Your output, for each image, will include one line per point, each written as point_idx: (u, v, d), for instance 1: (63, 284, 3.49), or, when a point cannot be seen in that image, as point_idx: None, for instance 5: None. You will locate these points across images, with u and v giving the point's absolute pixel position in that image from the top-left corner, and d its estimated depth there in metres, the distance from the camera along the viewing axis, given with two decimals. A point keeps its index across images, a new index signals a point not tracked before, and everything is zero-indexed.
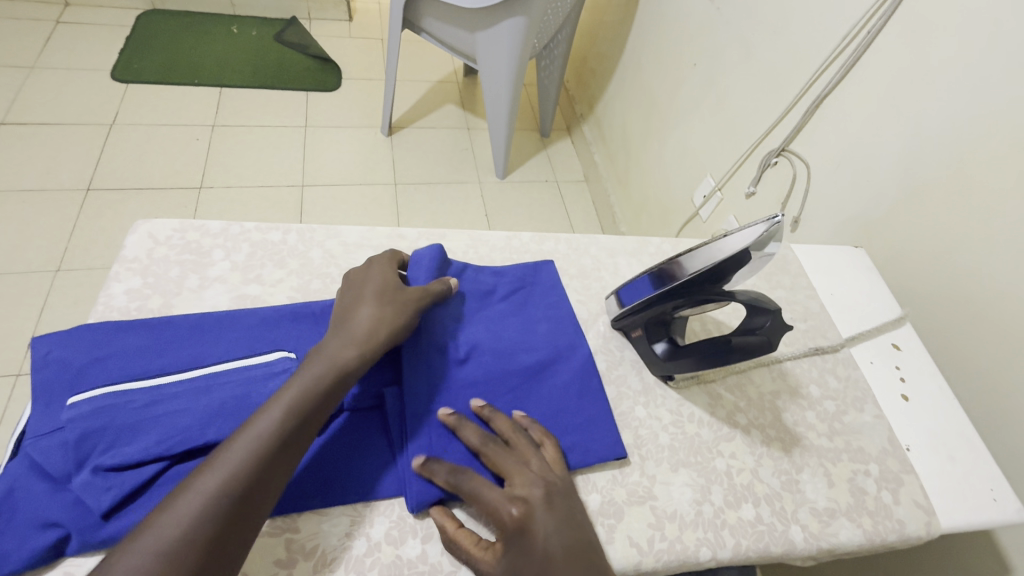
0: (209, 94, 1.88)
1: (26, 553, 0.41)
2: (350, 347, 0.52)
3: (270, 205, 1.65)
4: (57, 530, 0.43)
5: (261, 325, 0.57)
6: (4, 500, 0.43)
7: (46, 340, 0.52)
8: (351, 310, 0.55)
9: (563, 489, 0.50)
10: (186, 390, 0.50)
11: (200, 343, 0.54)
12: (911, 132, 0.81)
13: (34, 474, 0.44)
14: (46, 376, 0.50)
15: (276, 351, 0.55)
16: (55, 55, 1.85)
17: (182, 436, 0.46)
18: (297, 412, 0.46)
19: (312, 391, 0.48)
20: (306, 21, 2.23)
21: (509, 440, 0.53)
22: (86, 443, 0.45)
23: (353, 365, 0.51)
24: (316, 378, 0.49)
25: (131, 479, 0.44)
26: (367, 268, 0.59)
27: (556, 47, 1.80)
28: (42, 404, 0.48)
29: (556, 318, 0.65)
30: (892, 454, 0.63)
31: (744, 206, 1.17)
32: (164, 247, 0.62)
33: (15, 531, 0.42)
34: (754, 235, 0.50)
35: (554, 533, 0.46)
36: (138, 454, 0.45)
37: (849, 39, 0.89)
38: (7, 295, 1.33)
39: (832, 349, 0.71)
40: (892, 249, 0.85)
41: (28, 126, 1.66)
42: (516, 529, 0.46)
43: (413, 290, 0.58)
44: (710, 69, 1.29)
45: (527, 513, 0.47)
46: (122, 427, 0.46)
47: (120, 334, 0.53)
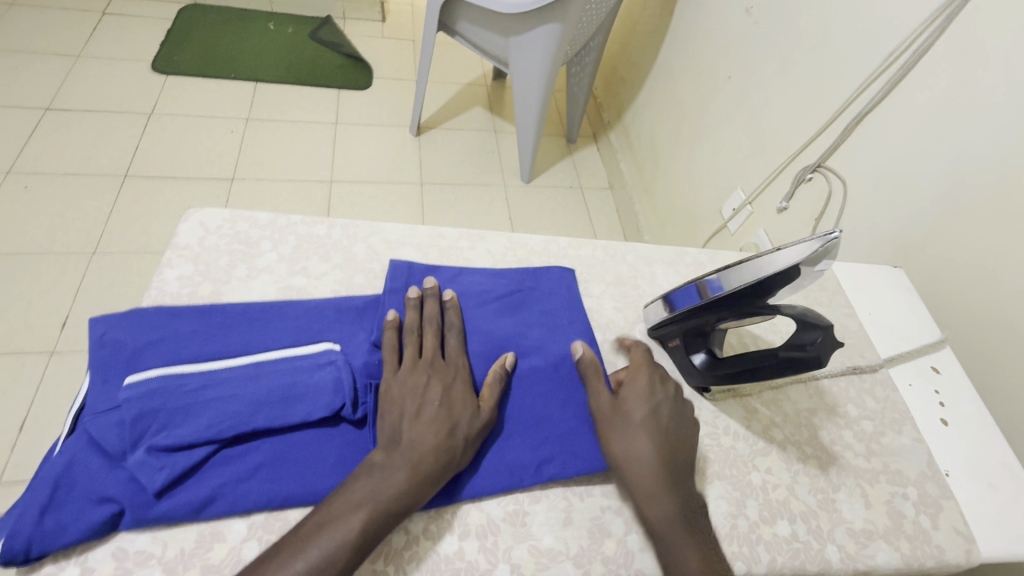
0: (245, 89, 1.92)
1: (83, 526, 0.43)
2: (436, 469, 0.48)
3: (299, 199, 1.68)
4: (112, 506, 0.44)
5: (306, 316, 0.57)
6: (63, 474, 0.44)
7: (102, 322, 0.53)
8: (423, 420, 0.50)
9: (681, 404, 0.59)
10: (236, 376, 0.51)
11: (251, 331, 0.55)
12: (954, 154, 0.80)
13: (92, 450, 0.46)
14: (103, 356, 0.51)
15: (321, 342, 0.56)
16: (99, 45, 1.91)
17: (231, 421, 0.48)
18: (371, 534, 0.44)
19: (383, 515, 0.45)
20: (341, 20, 2.28)
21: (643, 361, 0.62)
22: (141, 422, 0.47)
23: (427, 493, 0.47)
24: (390, 500, 0.45)
25: (182, 460, 0.46)
26: (433, 370, 0.54)
27: (588, 54, 1.81)
28: (99, 381, 0.49)
29: (582, 321, 0.65)
30: (930, 478, 0.62)
31: (775, 220, 1.16)
32: (215, 236, 0.64)
33: (73, 505, 0.43)
34: (807, 251, 0.50)
35: (671, 401, 0.58)
36: (191, 436, 0.47)
37: (893, 59, 0.89)
38: (46, 275, 1.38)
39: (870, 370, 0.70)
40: (932, 271, 0.83)
41: (71, 113, 1.71)
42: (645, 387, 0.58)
43: (483, 410, 0.53)
44: (744, 82, 1.28)
45: (656, 378, 0.60)
46: (174, 409, 0.48)
47: (173, 319, 0.54)
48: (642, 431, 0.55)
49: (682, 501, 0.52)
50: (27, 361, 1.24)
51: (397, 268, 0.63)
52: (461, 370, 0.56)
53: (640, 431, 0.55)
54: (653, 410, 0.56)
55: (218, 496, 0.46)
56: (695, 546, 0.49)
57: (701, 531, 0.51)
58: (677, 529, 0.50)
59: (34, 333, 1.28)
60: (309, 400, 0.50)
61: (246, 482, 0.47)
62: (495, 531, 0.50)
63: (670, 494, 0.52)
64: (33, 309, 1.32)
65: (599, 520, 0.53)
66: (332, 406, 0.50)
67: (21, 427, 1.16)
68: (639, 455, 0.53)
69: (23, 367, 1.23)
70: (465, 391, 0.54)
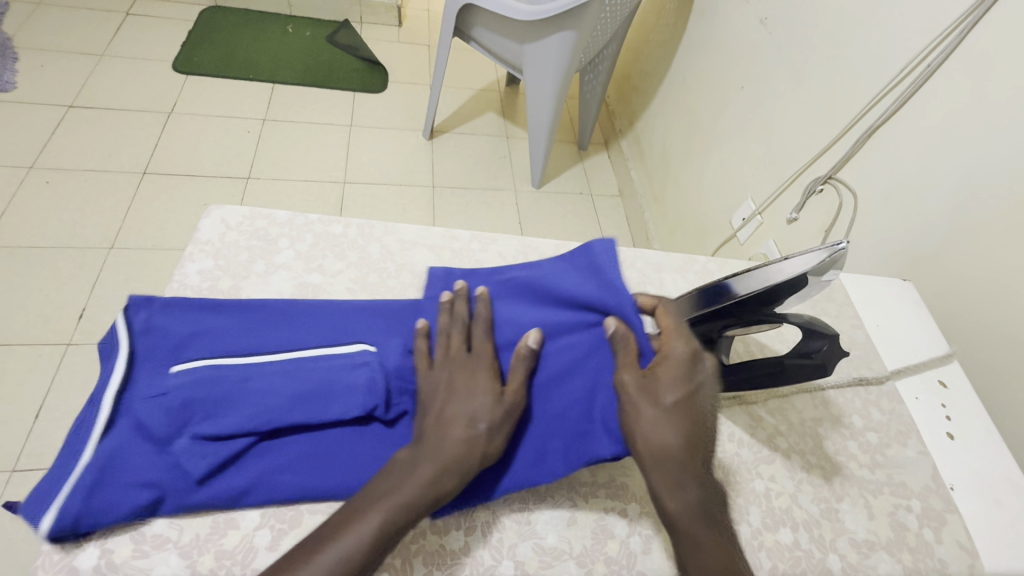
0: (262, 90, 1.95)
1: (128, 507, 0.45)
2: (461, 464, 0.47)
3: (313, 199, 1.71)
4: (155, 491, 0.46)
5: (343, 317, 0.58)
6: (110, 456, 0.46)
7: (148, 307, 0.54)
8: (447, 414, 0.49)
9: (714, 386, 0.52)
10: (276, 371, 0.52)
11: (290, 326, 0.56)
12: (967, 169, 0.80)
13: (138, 435, 0.47)
14: (149, 343, 0.52)
15: (357, 342, 0.56)
16: (123, 45, 1.96)
17: (270, 415, 0.49)
18: (395, 528, 0.44)
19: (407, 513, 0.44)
20: (358, 24, 2.31)
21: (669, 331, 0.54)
22: (186, 412, 0.48)
23: (451, 486, 0.46)
24: (413, 495, 0.45)
25: (224, 450, 0.48)
26: (457, 364, 0.53)
27: (601, 62, 1.82)
28: (146, 367, 0.51)
29: (621, 283, 0.56)
30: (935, 491, 0.62)
31: (785, 231, 1.17)
32: (235, 232, 0.66)
33: (119, 486, 0.45)
34: (814, 261, 0.50)
35: (708, 383, 0.51)
36: (232, 427, 0.48)
37: (905, 73, 0.89)
38: (65, 267, 1.41)
39: (876, 382, 0.70)
40: (941, 286, 0.84)
41: (94, 110, 1.75)
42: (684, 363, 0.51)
43: (506, 400, 0.51)
44: (757, 92, 1.29)
45: (700, 354, 0.52)
46: (217, 400, 0.49)
47: (214, 313, 0.55)
48: (675, 420, 0.47)
49: (708, 504, 0.45)
50: (45, 351, 1.27)
51: (434, 275, 0.63)
52: (485, 359, 0.54)
53: (670, 415, 0.48)
54: (688, 387, 0.49)
55: (255, 486, 0.48)
56: (719, 550, 0.43)
57: (725, 538, 0.45)
58: (703, 528, 0.44)
59: (52, 324, 1.31)
60: (343, 399, 0.50)
61: (281, 474, 0.49)
62: (500, 528, 0.51)
63: (696, 495, 0.45)
64: (52, 301, 1.35)
65: (602, 521, 0.53)
66: (365, 406, 0.50)
67: (36, 416, 1.19)
68: (667, 448, 0.46)
69: (41, 358, 1.26)
70: (488, 381, 0.52)
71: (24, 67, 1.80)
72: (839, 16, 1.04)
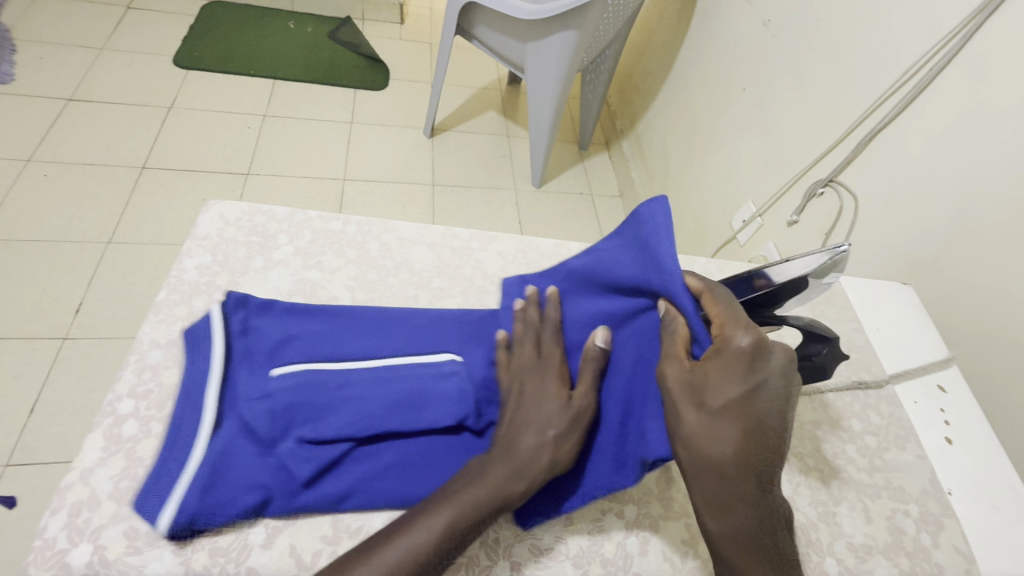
0: (262, 85, 1.95)
1: (239, 507, 0.45)
2: (535, 469, 0.46)
3: (312, 196, 1.70)
4: (262, 493, 0.46)
5: (427, 326, 0.59)
6: (221, 456, 0.46)
7: (242, 310, 0.55)
8: (519, 420, 0.49)
9: (785, 378, 0.46)
10: (370, 377, 0.52)
11: (378, 334, 0.57)
12: (968, 174, 0.80)
13: (246, 437, 0.48)
14: (248, 345, 0.54)
15: (442, 350, 0.56)
16: (123, 39, 1.95)
17: (369, 421, 0.49)
18: (460, 530, 0.43)
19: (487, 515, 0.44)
20: (360, 21, 2.31)
21: (723, 318, 0.47)
22: (290, 415, 0.48)
23: (522, 492, 0.46)
24: (484, 499, 0.44)
25: (327, 454, 0.48)
26: (527, 370, 0.52)
27: (603, 62, 1.82)
28: (249, 370, 0.52)
29: (669, 258, 0.49)
30: (933, 495, 0.61)
31: (785, 234, 1.16)
32: (233, 228, 0.65)
33: (231, 486, 0.46)
34: (813, 264, 0.49)
35: (773, 377, 0.45)
36: (334, 433, 0.48)
37: (909, 77, 0.89)
38: (61, 261, 1.40)
39: (875, 385, 0.70)
40: (941, 290, 0.84)
41: (93, 104, 1.74)
42: (742, 358, 0.45)
43: (575, 404, 0.49)
44: (759, 94, 1.29)
45: (764, 343, 0.45)
46: (318, 405, 0.49)
47: (306, 319, 0.57)
48: (724, 423, 0.43)
49: (755, 514, 0.43)
50: (40, 345, 1.27)
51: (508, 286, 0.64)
52: (554, 362, 0.53)
53: (720, 418, 0.44)
54: (746, 385, 0.44)
55: (355, 491, 0.48)
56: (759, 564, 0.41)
57: (769, 550, 0.42)
58: (742, 542, 0.42)
59: (47, 318, 1.31)
60: (436, 407, 0.50)
61: (379, 480, 0.49)
62: (497, 527, 0.51)
63: (740, 504, 0.42)
64: (48, 295, 1.34)
65: (599, 522, 0.53)
66: (457, 415, 0.50)
67: (30, 410, 1.18)
68: (710, 452, 0.43)
69: (36, 352, 1.26)
70: (558, 386, 0.51)
71: (22, 60, 1.79)
72: (842, 19, 1.04)
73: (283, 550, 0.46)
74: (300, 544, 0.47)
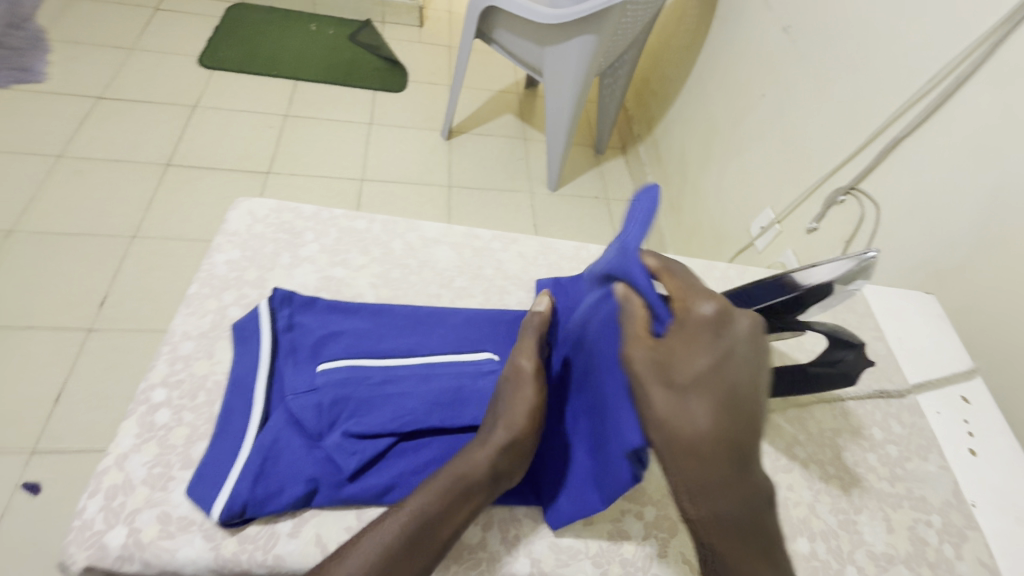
0: (284, 86, 1.98)
1: (288, 497, 0.46)
2: (488, 443, 0.47)
3: (331, 195, 1.73)
4: (309, 484, 0.47)
5: (463, 326, 0.60)
6: (271, 447, 0.48)
7: (287, 307, 0.58)
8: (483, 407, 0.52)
9: (759, 349, 0.43)
10: (411, 374, 0.54)
11: (418, 334, 0.58)
12: (994, 183, 0.79)
13: (293, 429, 0.49)
14: (293, 340, 0.55)
15: (479, 351, 0.58)
16: (151, 39, 2.00)
17: (411, 416, 0.50)
18: (433, 507, 0.45)
19: (463, 490, 0.46)
20: (380, 24, 2.34)
21: (682, 290, 0.44)
22: (335, 409, 0.50)
23: (480, 472, 0.46)
24: (447, 480, 0.46)
25: (371, 448, 0.49)
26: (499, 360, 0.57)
27: (621, 66, 1.83)
28: (295, 364, 0.53)
29: (630, 237, 0.47)
30: (956, 507, 0.61)
31: (805, 241, 1.16)
32: (262, 225, 0.67)
33: (280, 476, 0.47)
34: (840, 271, 0.49)
35: (744, 345, 0.42)
36: (377, 427, 0.49)
37: (934, 84, 0.88)
38: (88, 255, 1.44)
39: (897, 395, 0.70)
40: (965, 300, 0.82)
41: (122, 103, 1.79)
42: (708, 330, 0.42)
43: (513, 378, 0.51)
44: (779, 100, 1.28)
45: (727, 310, 0.43)
46: (361, 400, 0.51)
47: (349, 317, 0.59)
48: (698, 402, 0.40)
49: (739, 493, 0.41)
50: (67, 337, 1.30)
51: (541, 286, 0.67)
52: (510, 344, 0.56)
53: (695, 395, 0.41)
54: (718, 358, 0.41)
55: (397, 485, 0.49)
56: (740, 545, 0.41)
57: (752, 526, 0.42)
58: (727, 522, 0.41)
59: (74, 311, 1.34)
60: (475, 405, 0.52)
61: (419, 475, 0.50)
62: (517, 525, 0.51)
63: (723, 486, 0.41)
64: (75, 288, 1.38)
65: (618, 522, 0.53)
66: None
67: (56, 400, 1.21)
68: (689, 438, 0.40)
69: (63, 343, 1.29)
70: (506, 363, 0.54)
71: (56, 59, 1.84)
72: (866, 26, 1.04)
73: (309, 539, 0.47)
74: (325, 534, 0.47)
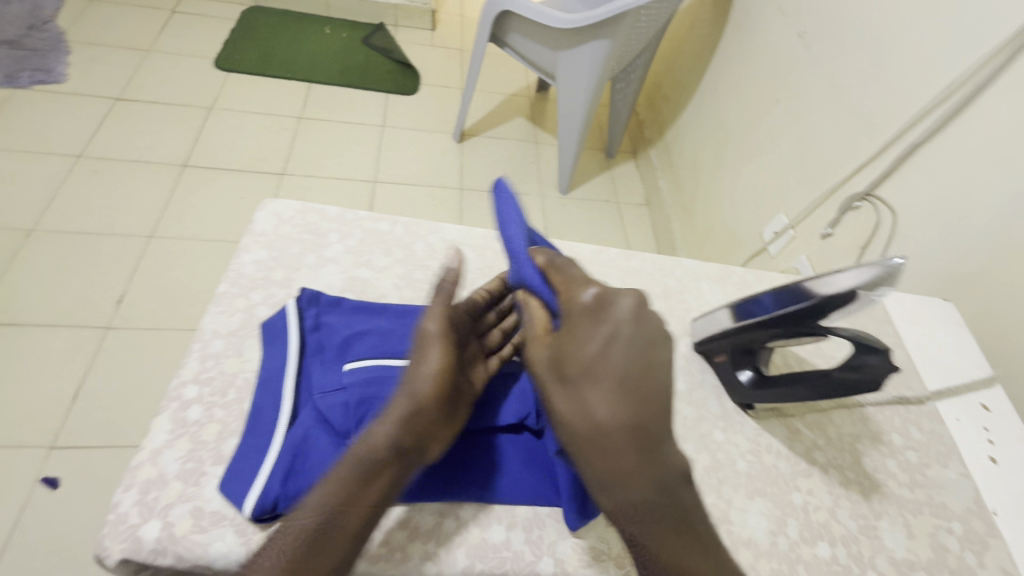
0: (298, 88, 2.00)
1: None
2: (393, 413, 0.46)
3: (344, 197, 1.74)
4: None
5: None
6: (301, 444, 0.49)
7: (314, 307, 0.59)
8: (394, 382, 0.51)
9: (643, 332, 0.47)
10: None
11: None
12: (1014, 191, 0.79)
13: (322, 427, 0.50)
14: (321, 339, 0.56)
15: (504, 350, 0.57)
16: (168, 42, 2.03)
17: None
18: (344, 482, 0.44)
19: (372, 461, 0.45)
20: (393, 27, 2.36)
21: (562, 284, 0.50)
22: (362, 407, 0.49)
23: (388, 440, 0.45)
24: (355, 454, 0.45)
25: None
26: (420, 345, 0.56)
27: (634, 71, 1.83)
28: (323, 363, 0.54)
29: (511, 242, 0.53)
30: (977, 514, 0.61)
31: (819, 246, 1.15)
32: (288, 226, 0.68)
33: (310, 473, 0.47)
34: (863, 278, 0.49)
35: (627, 329, 0.46)
36: None
37: (952, 90, 0.88)
38: (106, 255, 1.46)
39: (916, 402, 0.70)
40: (984, 308, 0.82)
41: (139, 104, 1.82)
42: (587, 318, 0.47)
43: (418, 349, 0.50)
44: (793, 105, 1.28)
45: (609, 295, 0.48)
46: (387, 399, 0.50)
47: (374, 317, 0.59)
48: (589, 388, 0.45)
49: (648, 470, 0.43)
50: (85, 334, 1.32)
51: None
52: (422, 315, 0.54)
53: (588, 381, 0.45)
54: (604, 343, 0.45)
55: None
56: (665, 531, 0.43)
57: (666, 506, 0.43)
58: (646, 507, 0.43)
59: (92, 308, 1.36)
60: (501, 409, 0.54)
61: None
62: (540, 526, 0.52)
63: (630, 469, 0.43)
64: (94, 286, 1.40)
65: None
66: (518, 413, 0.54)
67: (74, 397, 1.23)
68: (589, 423, 0.44)
69: (81, 340, 1.31)
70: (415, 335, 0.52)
71: (76, 60, 1.87)
72: (882, 32, 1.04)
73: None
74: None
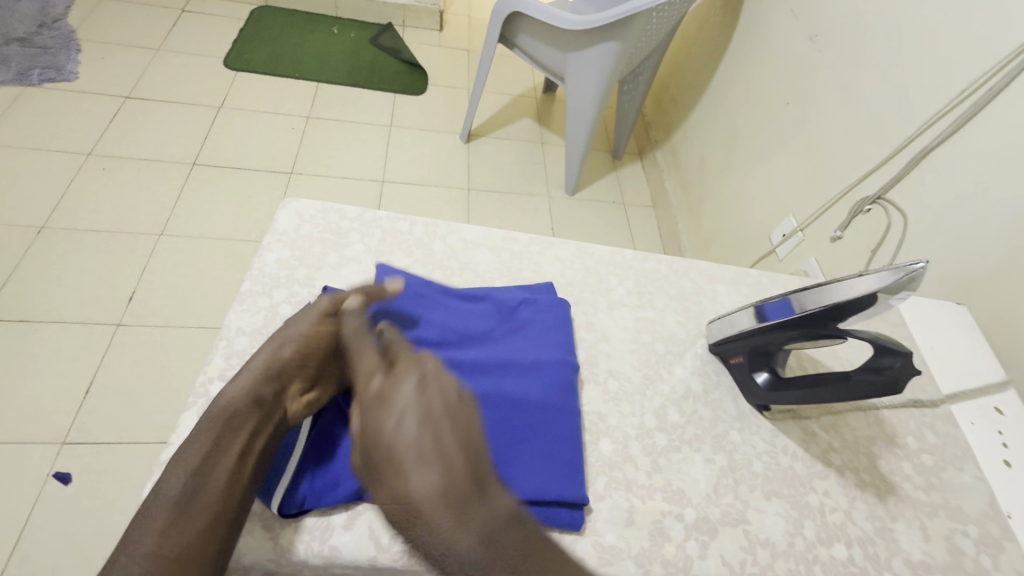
0: (307, 88, 2.01)
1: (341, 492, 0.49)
2: (249, 378, 0.51)
3: (352, 196, 1.75)
4: None
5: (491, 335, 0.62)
6: (328, 443, 0.52)
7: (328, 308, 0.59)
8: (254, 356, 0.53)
9: (436, 392, 0.46)
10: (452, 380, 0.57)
11: (463, 339, 0.61)
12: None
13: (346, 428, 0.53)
14: None
15: (510, 358, 0.60)
16: (178, 40, 2.04)
17: None
18: (210, 441, 0.47)
19: (232, 420, 0.48)
20: (401, 28, 2.37)
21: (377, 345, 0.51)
22: None
23: (249, 399, 0.49)
24: (218, 417, 0.48)
25: None
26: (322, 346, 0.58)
27: (642, 73, 1.84)
28: None
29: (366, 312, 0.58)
30: (992, 518, 0.61)
31: (828, 249, 1.16)
32: (309, 225, 0.69)
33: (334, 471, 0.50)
34: (884, 281, 0.50)
35: (413, 401, 0.45)
36: None
37: (965, 96, 0.88)
38: (117, 252, 1.47)
39: (930, 405, 0.70)
40: (996, 312, 0.83)
41: (149, 102, 1.82)
42: (375, 400, 0.46)
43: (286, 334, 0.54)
44: (803, 109, 1.29)
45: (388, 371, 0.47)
46: None
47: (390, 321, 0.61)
48: (392, 480, 0.43)
49: (470, 531, 0.40)
50: (97, 331, 1.33)
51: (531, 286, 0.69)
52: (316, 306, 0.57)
53: (390, 473, 0.43)
54: (394, 423, 0.44)
55: None
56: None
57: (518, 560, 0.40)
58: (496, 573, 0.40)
59: (103, 306, 1.37)
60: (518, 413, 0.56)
61: None
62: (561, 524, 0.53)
63: (451, 541, 0.40)
64: (105, 283, 1.41)
65: (659, 523, 0.54)
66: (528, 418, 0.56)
67: (86, 393, 1.24)
68: (406, 516, 0.42)
69: (92, 336, 1.32)
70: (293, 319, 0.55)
71: (86, 59, 1.88)
72: (894, 36, 1.04)
73: (361, 529, 0.49)
74: (377, 525, 0.50)
